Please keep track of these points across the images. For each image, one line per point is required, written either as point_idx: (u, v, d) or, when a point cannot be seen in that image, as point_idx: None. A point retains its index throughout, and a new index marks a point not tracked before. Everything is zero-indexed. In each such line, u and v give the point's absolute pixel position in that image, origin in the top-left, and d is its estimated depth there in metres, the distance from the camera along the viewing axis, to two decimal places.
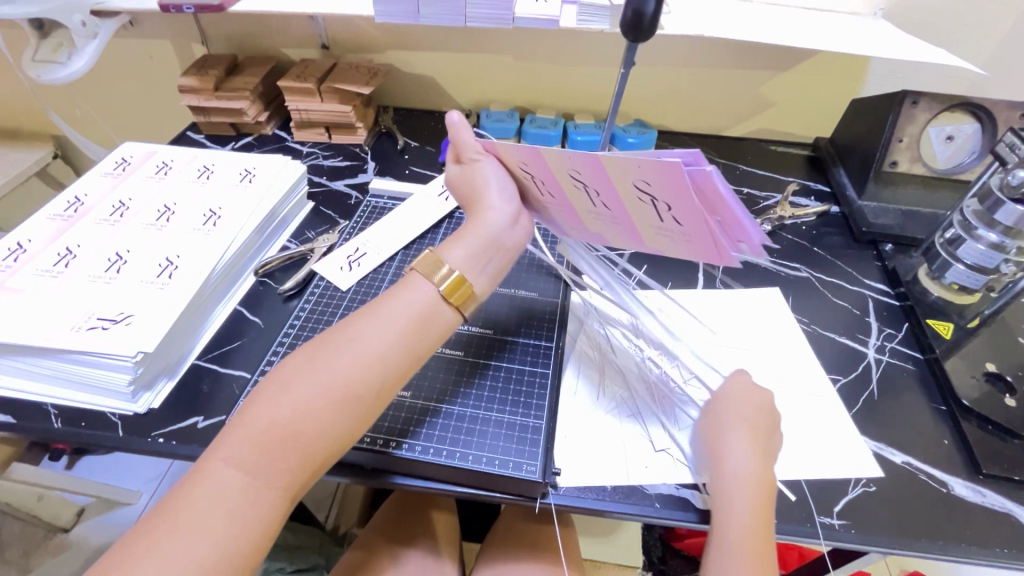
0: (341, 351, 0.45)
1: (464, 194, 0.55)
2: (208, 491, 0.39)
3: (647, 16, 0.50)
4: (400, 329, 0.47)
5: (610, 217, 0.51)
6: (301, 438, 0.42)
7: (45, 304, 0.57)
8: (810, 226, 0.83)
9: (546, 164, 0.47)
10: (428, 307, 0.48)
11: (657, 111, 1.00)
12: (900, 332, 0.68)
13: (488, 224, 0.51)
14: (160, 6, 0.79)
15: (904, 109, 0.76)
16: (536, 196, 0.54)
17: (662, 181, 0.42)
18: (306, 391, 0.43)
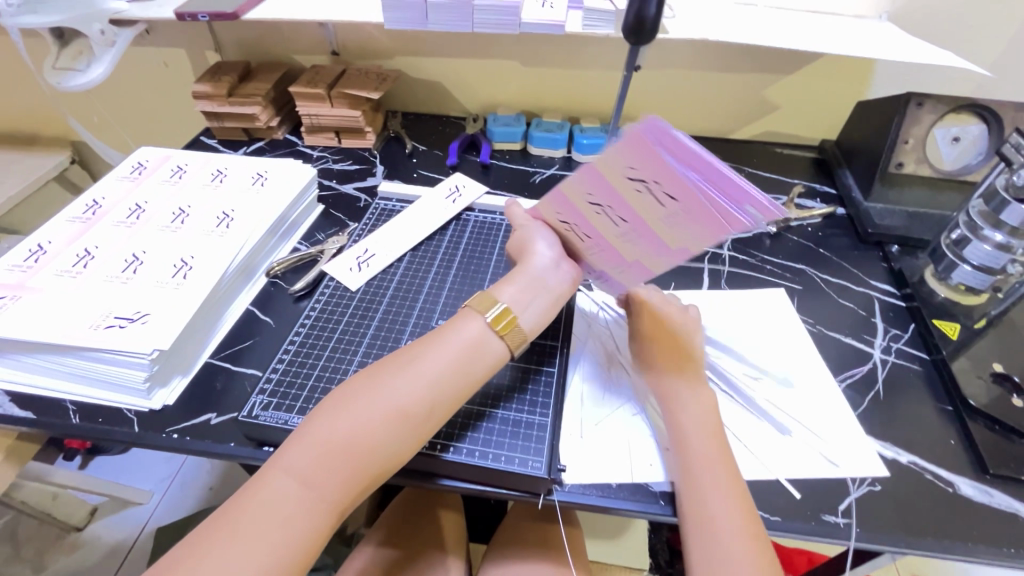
0: (402, 373, 0.47)
1: (512, 247, 0.60)
2: (263, 502, 0.40)
3: (649, 19, 0.54)
4: (456, 355, 0.49)
5: (634, 233, 0.51)
6: (359, 456, 0.43)
7: (64, 303, 0.59)
8: (816, 227, 0.83)
9: (569, 199, 0.53)
10: (480, 336, 0.50)
11: (662, 115, 1.00)
12: (906, 333, 0.68)
13: (534, 268, 0.56)
14: (176, 14, 0.81)
15: (909, 111, 0.76)
16: (582, 245, 0.58)
17: (635, 153, 0.43)
18: (366, 409, 0.44)
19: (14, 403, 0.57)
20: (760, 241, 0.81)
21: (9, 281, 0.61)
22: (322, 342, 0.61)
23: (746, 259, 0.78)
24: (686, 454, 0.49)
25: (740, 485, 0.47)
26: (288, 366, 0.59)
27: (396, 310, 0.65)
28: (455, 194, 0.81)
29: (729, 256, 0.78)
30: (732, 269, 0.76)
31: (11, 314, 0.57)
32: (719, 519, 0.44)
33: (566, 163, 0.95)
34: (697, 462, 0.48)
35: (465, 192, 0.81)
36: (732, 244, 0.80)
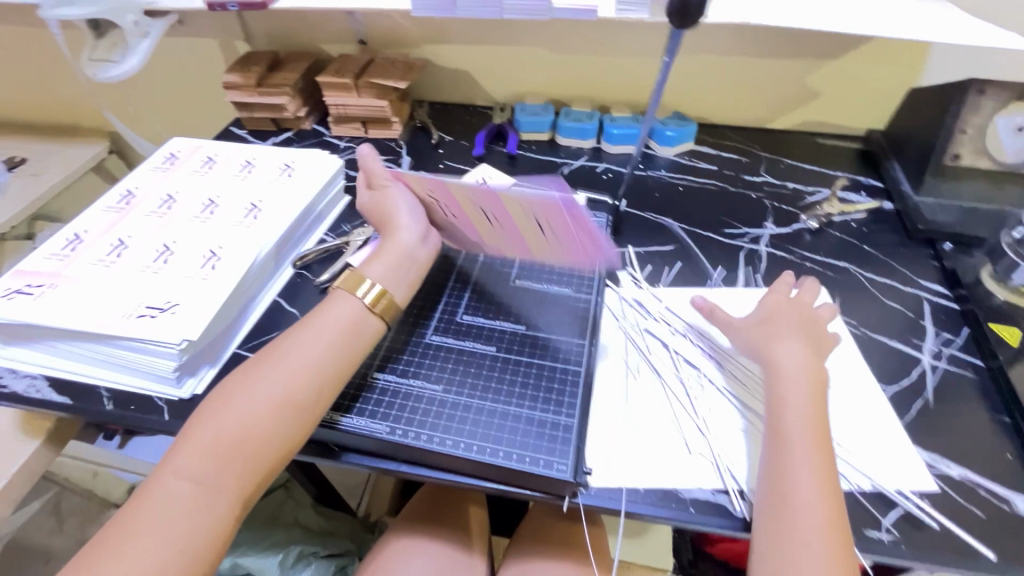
0: (275, 364, 0.48)
1: (375, 216, 0.59)
2: (159, 502, 0.41)
3: (694, 2, 0.51)
4: (328, 339, 0.49)
5: (502, 237, 0.59)
6: (248, 447, 0.44)
7: (101, 292, 0.60)
8: (861, 223, 0.79)
9: (455, 195, 0.55)
10: (353, 317, 0.51)
11: (698, 103, 0.96)
12: (958, 337, 0.64)
13: (401, 240, 0.56)
14: (207, 5, 0.80)
15: (970, 98, 0.71)
16: (445, 221, 0.61)
17: (547, 212, 0.51)
18: (244, 403, 0.45)
19: (53, 389, 0.59)
20: (800, 236, 0.77)
21: (47, 269, 0.63)
22: None
23: (785, 256, 0.74)
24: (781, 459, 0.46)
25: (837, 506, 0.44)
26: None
27: (419, 302, 0.62)
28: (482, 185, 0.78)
29: (767, 252, 0.74)
30: (770, 266, 0.72)
31: (50, 302, 0.58)
32: (804, 533, 0.42)
33: (595, 154, 0.92)
34: (792, 479, 0.45)
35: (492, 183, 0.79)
36: (770, 240, 0.76)
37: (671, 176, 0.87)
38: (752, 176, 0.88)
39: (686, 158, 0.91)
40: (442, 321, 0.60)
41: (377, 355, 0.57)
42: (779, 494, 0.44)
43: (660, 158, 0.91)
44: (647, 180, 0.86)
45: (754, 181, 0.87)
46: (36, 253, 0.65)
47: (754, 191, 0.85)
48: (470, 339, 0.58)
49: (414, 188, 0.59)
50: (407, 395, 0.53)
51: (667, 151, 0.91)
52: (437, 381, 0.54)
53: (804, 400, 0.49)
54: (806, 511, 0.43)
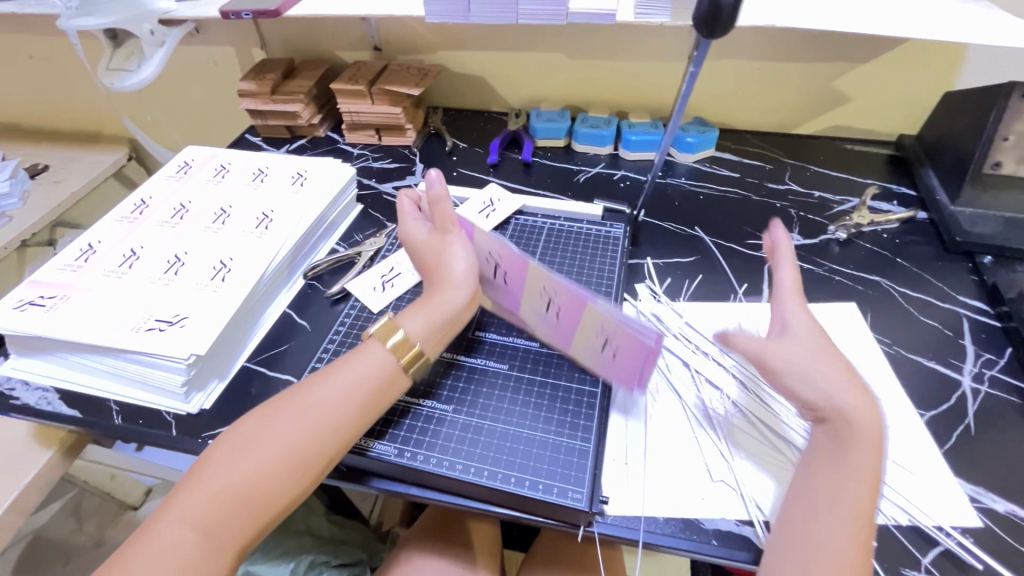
0: (291, 412, 0.46)
1: (428, 256, 0.56)
2: (157, 551, 0.40)
3: (726, 8, 0.48)
4: (347, 391, 0.47)
5: (551, 323, 0.53)
6: (254, 500, 0.42)
7: (111, 304, 0.59)
8: (893, 234, 0.75)
9: (525, 272, 0.50)
10: (379, 372, 0.49)
11: (719, 108, 0.93)
12: (1002, 358, 0.60)
13: (445, 294, 0.53)
14: (221, 13, 0.79)
15: (1012, 103, 0.66)
16: (489, 278, 0.56)
17: (627, 341, 0.45)
18: (257, 451, 0.44)
19: (63, 400, 0.59)
20: (827, 248, 0.74)
21: (60, 280, 0.63)
22: None
23: (812, 269, 0.71)
24: (829, 474, 0.42)
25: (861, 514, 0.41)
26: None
27: None
28: (489, 209, 0.74)
29: (792, 264, 0.71)
30: None
31: (61, 313, 0.58)
32: (818, 553, 0.39)
33: (612, 161, 0.90)
34: (819, 489, 0.42)
35: (501, 207, 0.74)
36: (795, 251, 0.73)
37: (691, 185, 0.84)
38: (776, 184, 0.84)
39: (707, 165, 0.88)
40: (453, 336, 0.59)
41: None
42: (808, 505, 0.42)
43: (680, 165, 0.89)
44: (667, 189, 0.84)
45: (778, 189, 0.84)
46: (50, 263, 0.65)
47: (778, 200, 0.82)
48: (483, 356, 0.57)
49: (478, 241, 0.55)
50: (417, 415, 0.51)
51: (687, 158, 0.88)
52: (448, 401, 0.53)
53: (816, 392, 0.45)
54: (829, 527, 0.40)
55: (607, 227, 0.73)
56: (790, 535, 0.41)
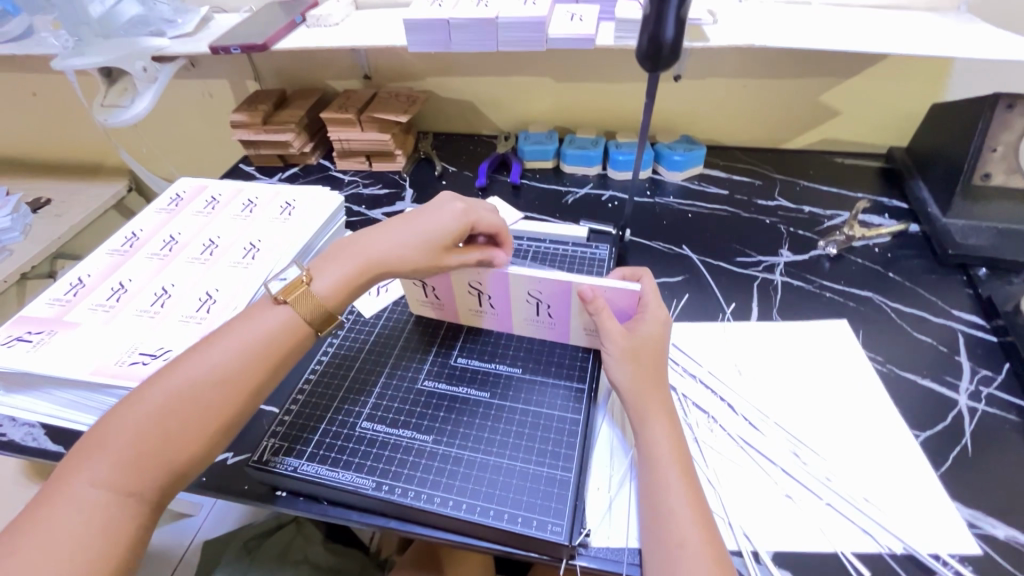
0: (193, 359, 0.46)
1: (411, 213, 0.57)
2: (65, 511, 0.39)
3: (666, 45, 0.49)
4: (249, 338, 0.47)
5: (547, 327, 0.59)
6: (161, 453, 0.42)
7: (97, 338, 0.60)
8: (884, 248, 0.74)
9: (508, 286, 0.55)
10: (280, 322, 0.49)
11: (707, 126, 0.93)
12: (999, 375, 0.58)
13: (376, 246, 0.54)
14: (211, 48, 0.81)
15: (998, 114, 0.67)
16: (474, 309, 0.60)
17: (619, 299, 0.53)
18: (161, 398, 0.44)
19: (49, 437, 0.58)
20: (818, 264, 0.73)
21: (48, 316, 0.63)
22: (336, 382, 0.57)
23: (802, 285, 0.70)
24: (654, 471, 0.46)
25: (698, 494, 0.45)
26: (306, 400, 0.55)
27: (414, 345, 0.61)
28: None
29: (782, 281, 0.70)
30: (785, 297, 0.68)
31: (47, 349, 0.58)
32: (688, 538, 0.42)
33: (601, 181, 0.90)
34: (663, 479, 0.45)
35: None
36: (785, 268, 0.72)
37: (680, 203, 0.84)
38: (766, 200, 0.84)
39: (695, 183, 0.88)
40: (435, 364, 0.58)
41: (368, 401, 0.55)
42: (657, 493, 0.44)
43: (668, 183, 0.88)
44: (655, 208, 0.83)
45: (767, 205, 0.83)
46: (41, 298, 0.66)
47: (768, 216, 0.81)
48: (466, 384, 0.56)
49: (452, 283, 0.58)
50: (395, 447, 0.51)
51: (675, 176, 0.88)
52: (428, 431, 0.52)
53: (637, 379, 0.50)
54: (677, 510, 0.43)
55: (593, 248, 0.73)
56: (655, 517, 0.44)
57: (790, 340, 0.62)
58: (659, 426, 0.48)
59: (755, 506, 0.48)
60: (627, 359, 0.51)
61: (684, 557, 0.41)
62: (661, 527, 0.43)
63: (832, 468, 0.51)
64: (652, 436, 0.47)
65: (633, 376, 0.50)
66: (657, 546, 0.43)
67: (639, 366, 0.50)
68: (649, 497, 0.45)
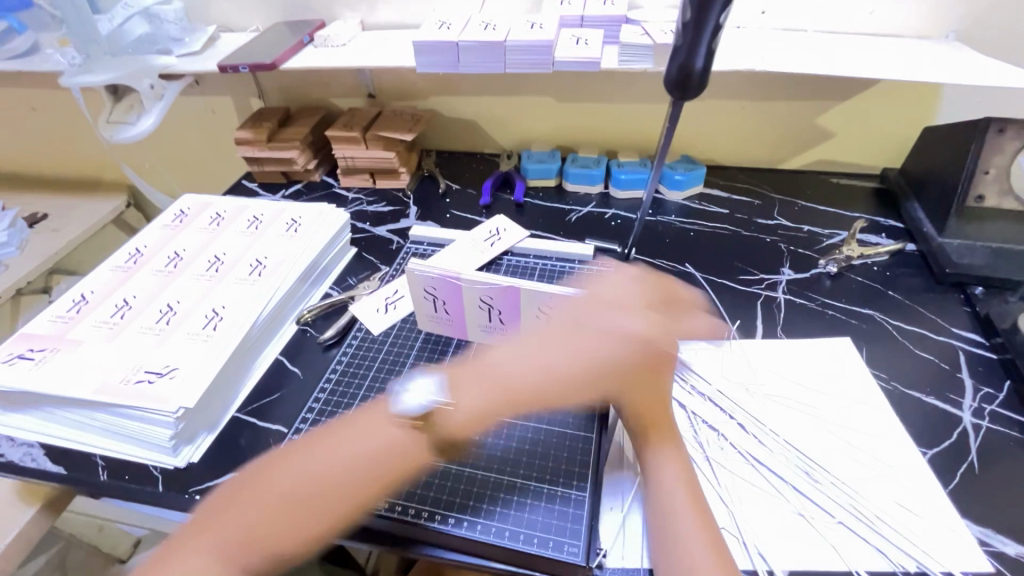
0: (329, 453, 0.47)
1: (575, 321, 0.53)
2: (223, 526, 0.44)
3: (695, 73, 0.50)
4: (380, 447, 0.47)
5: None
6: (314, 501, 0.44)
7: (101, 356, 0.59)
8: (883, 266, 0.76)
9: (518, 301, 0.56)
10: (398, 441, 0.48)
11: (706, 146, 0.95)
12: (1000, 392, 0.59)
13: (503, 368, 0.52)
14: (219, 67, 0.81)
15: (989, 138, 0.69)
16: (482, 325, 0.60)
17: (624, 315, 0.54)
18: (342, 450, 0.47)
19: (50, 457, 0.57)
20: (819, 282, 0.74)
21: (51, 333, 0.62)
22: (345, 401, 0.58)
23: (804, 303, 0.71)
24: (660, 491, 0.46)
25: (707, 515, 0.45)
26: (322, 407, 0.58)
27: (424, 363, 0.61)
28: (494, 238, 0.77)
29: (785, 299, 0.71)
30: (789, 315, 0.69)
31: (50, 368, 0.57)
32: (698, 560, 0.42)
33: (603, 200, 0.91)
34: (670, 500, 0.45)
35: (503, 239, 0.76)
36: (787, 286, 0.73)
37: (681, 222, 0.85)
38: (765, 220, 0.85)
39: (696, 202, 0.90)
40: None
41: None
42: (666, 516, 0.45)
43: (669, 202, 0.90)
44: (657, 226, 0.85)
45: (767, 224, 0.84)
46: (43, 314, 0.65)
47: (768, 235, 0.83)
48: None
49: (462, 298, 0.58)
50: None
51: (676, 195, 0.90)
52: None
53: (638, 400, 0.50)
54: (686, 533, 0.43)
55: (599, 266, 0.73)
56: (665, 539, 0.44)
57: (796, 358, 0.63)
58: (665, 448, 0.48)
59: (768, 525, 0.48)
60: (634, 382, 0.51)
61: None
62: (671, 549, 0.43)
63: (841, 486, 0.51)
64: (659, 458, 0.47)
65: (642, 399, 0.51)
66: (669, 568, 0.42)
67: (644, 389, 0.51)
68: (657, 516, 0.45)
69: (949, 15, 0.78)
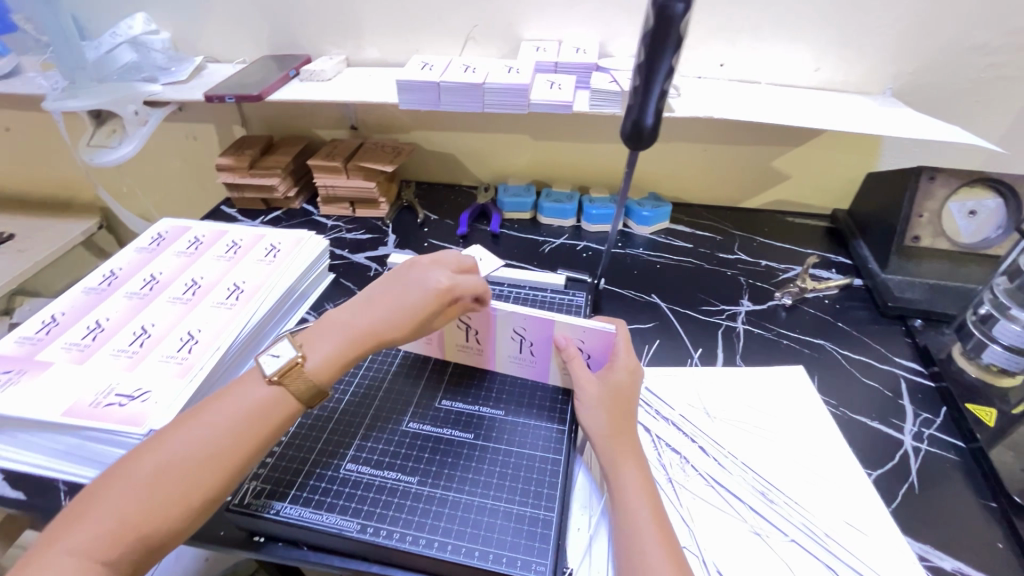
0: (183, 432, 0.43)
1: (392, 281, 0.55)
2: (110, 498, 0.40)
3: (647, 128, 0.55)
4: (240, 410, 0.45)
5: (529, 365, 0.61)
6: (209, 462, 0.43)
7: (69, 378, 0.58)
8: (833, 299, 0.81)
9: (494, 322, 0.58)
10: (265, 401, 0.46)
11: (672, 185, 1.02)
12: (938, 417, 0.64)
13: (349, 319, 0.52)
14: (205, 97, 0.84)
15: (922, 184, 0.76)
16: (459, 344, 0.62)
17: (593, 338, 0.57)
18: (236, 405, 0.45)
19: (9, 483, 0.56)
20: (775, 313, 0.79)
21: (17, 355, 0.62)
22: (320, 424, 0.58)
23: (762, 333, 0.75)
24: (624, 509, 0.47)
25: (669, 532, 0.46)
26: (297, 429, 0.57)
27: (400, 385, 0.62)
28: None
29: (744, 329, 0.76)
30: (747, 344, 0.73)
31: (14, 390, 0.56)
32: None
33: (575, 233, 0.95)
34: (634, 518, 0.47)
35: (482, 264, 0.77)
36: (746, 316, 0.78)
37: (649, 255, 0.90)
38: (726, 254, 0.91)
39: (663, 237, 0.95)
40: (420, 407, 0.60)
41: (352, 443, 0.56)
42: (631, 536, 0.46)
43: (638, 236, 0.95)
44: (626, 259, 0.89)
45: (728, 258, 0.90)
46: (9, 335, 0.64)
47: (729, 268, 0.88)
48: (447, 426, 0.57)
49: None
50: (381, 488, 0.51)
51: (644, 230, 0.95)
52: (413, 472, 0.53)
53: (600, 421, 0.53)
54: (649, 553, 0.44)
55: (570, 295, 0.76)
56: (627, 559, 0.45)
57: (754, 385, 0.67)
58: (631, 469, 0.50)
59: (728, 544, 0.51)
60: (599, 404, 0.54)
61: None
62: (634, 568, 0.44)
63: (795, 507, 0.54)
64: (624, 477, 0.49)
65: (608, 425, 0.52)
66: None
67: (606, 410, 0.53)
68: (619, 535, 0.47)
69: (884, 75, 0.87)
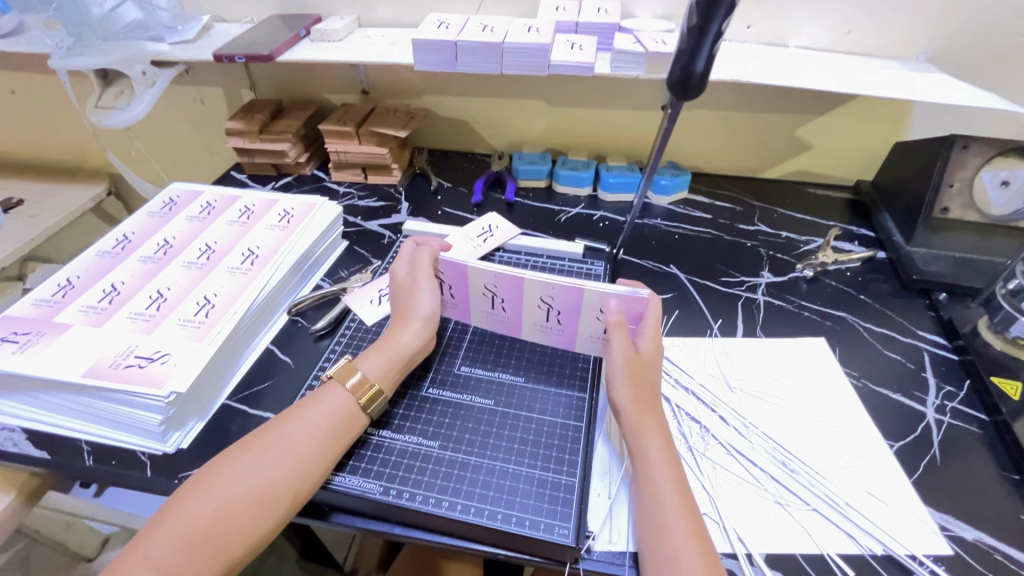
0: (241, 463, 0.45)
1: (323, 430, 0.48)
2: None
3: (695, 75, 0.53)
4: (254, 479, 0.44)
5: (556, 333, 0.59)
6: (231, 513, 0.43)
7: (88, 340, 0.58)
8: (855, 272, 0.80)
9: (522, 287, 0.56)
10: (258, 475, 0.44)
11: (692, 154, 0.99)
12: (961, 391, 0.63)
13: (303, 422, 0.48)
14: (214, 57, 0.81)
15: (954, 153, 0.73)
16: (486, 310, 0.60)
17: (624, 305, 0.54)
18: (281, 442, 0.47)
19: (32, 442, 0.56)
20: (796, 285, 0.77)
21: (34, 317, 0.61)
22: None
23: (782, 305, 0.74)
24: (646, 479, 0.47)
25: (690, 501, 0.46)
26: None
27: None
28: (486, 235, 0.79)
29: (764, 301, 0.75)
30: (768, 316, 0.72)
31: (34, 351, 0.56)
32: (681, 548, 0.43)
33: (591, 202, 0.94)
34: (656, 487, 0.46)
35: (498, 234, 0.79)
36: (766, 288, 0.77)
37: (667, 225, 0.88)
38: (746, 225, 0.89)
39: (681, 207, 0.93)
40: (438, 373, 0.59)
41: None
42: (654, 506, 0.45)
43: (656, 207, 0.93)
44: (644, 229, 0.87)
45: (748, 230, 0.88)
46: (24, 298, 0.64)
47: (749, 240, 0.86)
48: (468, 392, 0.57)
49: (467, 282, 0.58)
50: (402, 452, 0.51)
51: (663, 200, 0.93)
52: (434, 437, 0.53)
53: (624, 393, 0.52)
54: (670, 522, 0.44)
55: (588, 264, 0.75)
56: (649, 528, 0.45)
57: (774, 357, 0.66)
58: (653, 441, 0.49)
59: (748, 512, 0.51)
60: (626, 374, 0.52)
61: (678, 567, 0.42)
62: (656, 536, 0.44)
63: (816, 477, 0.53)
64: (646, 446, 0.49)
65: (633, 398, 0.51)
66: (652, 560, 0.43)
67: (631, 382, 0.52)
68: (639, 504, 0.47)
69: (919, 40, 0.83)
